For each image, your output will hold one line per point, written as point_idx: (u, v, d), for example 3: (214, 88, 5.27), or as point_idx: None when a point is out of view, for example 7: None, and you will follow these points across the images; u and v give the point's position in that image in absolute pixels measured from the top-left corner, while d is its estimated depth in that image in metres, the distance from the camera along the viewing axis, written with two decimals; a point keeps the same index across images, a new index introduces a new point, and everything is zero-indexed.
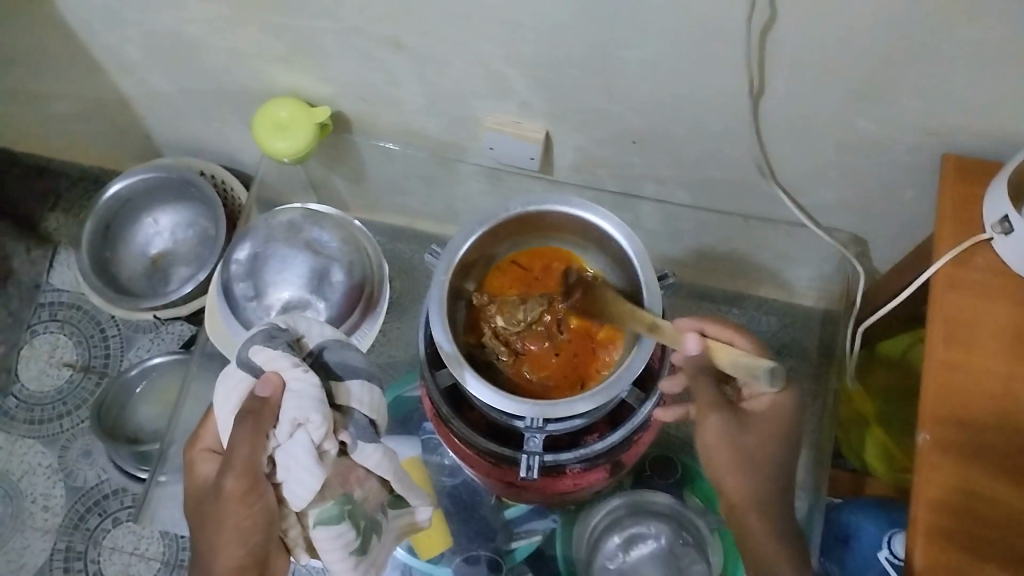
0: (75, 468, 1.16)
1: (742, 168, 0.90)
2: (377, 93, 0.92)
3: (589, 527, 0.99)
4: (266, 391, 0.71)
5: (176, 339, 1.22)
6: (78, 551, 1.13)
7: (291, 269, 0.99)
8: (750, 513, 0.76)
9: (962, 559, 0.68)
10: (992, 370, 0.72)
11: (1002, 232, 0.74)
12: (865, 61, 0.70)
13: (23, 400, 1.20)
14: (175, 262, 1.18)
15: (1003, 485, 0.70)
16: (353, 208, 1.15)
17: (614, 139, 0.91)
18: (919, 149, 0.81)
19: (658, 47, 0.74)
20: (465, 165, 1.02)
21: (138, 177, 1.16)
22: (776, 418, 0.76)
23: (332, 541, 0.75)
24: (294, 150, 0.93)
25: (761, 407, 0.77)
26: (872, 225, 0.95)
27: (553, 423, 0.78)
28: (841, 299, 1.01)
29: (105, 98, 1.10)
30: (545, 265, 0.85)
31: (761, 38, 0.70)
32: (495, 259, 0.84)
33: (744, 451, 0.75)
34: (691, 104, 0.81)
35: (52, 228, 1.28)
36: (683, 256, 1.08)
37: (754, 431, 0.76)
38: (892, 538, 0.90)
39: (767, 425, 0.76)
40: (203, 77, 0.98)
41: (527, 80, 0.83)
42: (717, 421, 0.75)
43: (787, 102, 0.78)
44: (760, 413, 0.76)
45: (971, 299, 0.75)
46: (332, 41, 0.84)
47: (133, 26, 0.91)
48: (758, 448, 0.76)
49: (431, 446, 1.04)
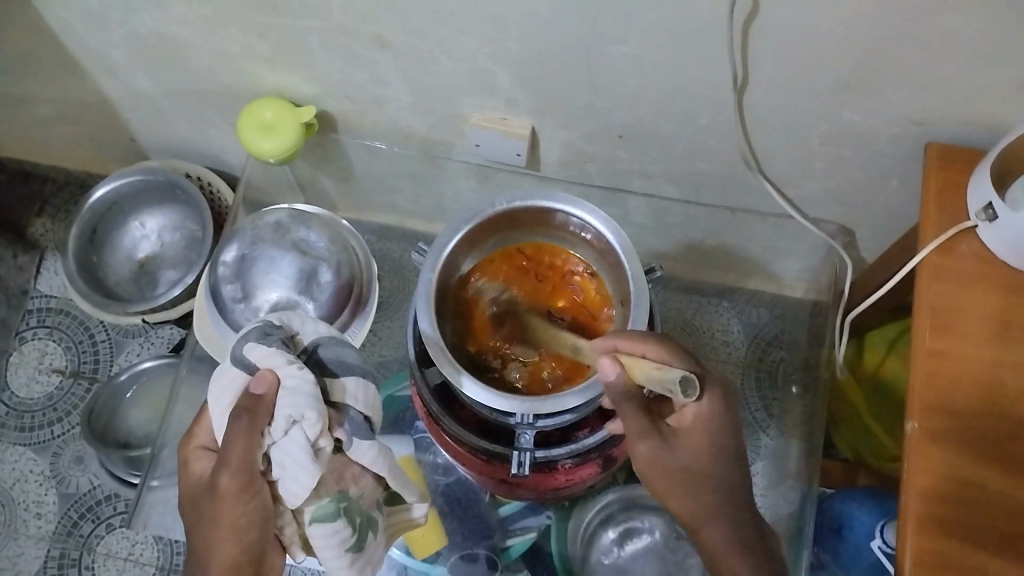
0: (68, 475, 1.16)
1: (730, 161, 0.90)
2: (363, 92, 0.92)
3: (584, 523, 1.00)
4: (260, 388, 0.71)
5: (166, 343, 1.22)
6: (72, 557, 1.12)
7: (279, 271, 0.99)
8: (704, 527, 0.71)
9: (952, 546, 0.69)
10: (980, 357, 0.73)
11: (986, 219, 0.74)
12: (850, 52, 0.70)
13: (13, 407, 1.20)
14: (162, 265, 1.18)
15: (994, 472, 0.70)
16: (341, 208, 1.15)
17: (601, 135, 0.91)
18: (904, 139, 0.81)
19: (644, 42, 0.74)
20: (452, 163, 1.02)
21: (122, 181, 1.15)
22: (708, 428, 0.71)
23: (326, 539, 0.75)
24: (281, 151, 0.93)
25: (687, 423, 0.71)
26: (858, 216, 0.96)
27: (544, 419, 0.78)
28: (830, 289, 1.01)
29: (87, 101, 1.09)
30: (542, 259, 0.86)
31: (745, 30, 0.70)
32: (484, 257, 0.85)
33: (682, 471, 0.70)
34: (676, 98, 0.81)
35: (38, 234, 1.27)
36: (671, 249, 1.09)
37: (687, 449, 0.71)
38: (883, 528, 0.91)
39: (699, 442, 0.71)
40: (188, 80, 0.98)
41: (513, 78, 0.83)
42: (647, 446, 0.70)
43: (773, 94, 0.78)
44: (688, 430, 0.71)
45: (956, 288, 0.75)
46: (317, 41, 0.84)
47: (115, 28, 0.90)
48: (696, 463, 0.71)
49: (424, 445, 1.04)
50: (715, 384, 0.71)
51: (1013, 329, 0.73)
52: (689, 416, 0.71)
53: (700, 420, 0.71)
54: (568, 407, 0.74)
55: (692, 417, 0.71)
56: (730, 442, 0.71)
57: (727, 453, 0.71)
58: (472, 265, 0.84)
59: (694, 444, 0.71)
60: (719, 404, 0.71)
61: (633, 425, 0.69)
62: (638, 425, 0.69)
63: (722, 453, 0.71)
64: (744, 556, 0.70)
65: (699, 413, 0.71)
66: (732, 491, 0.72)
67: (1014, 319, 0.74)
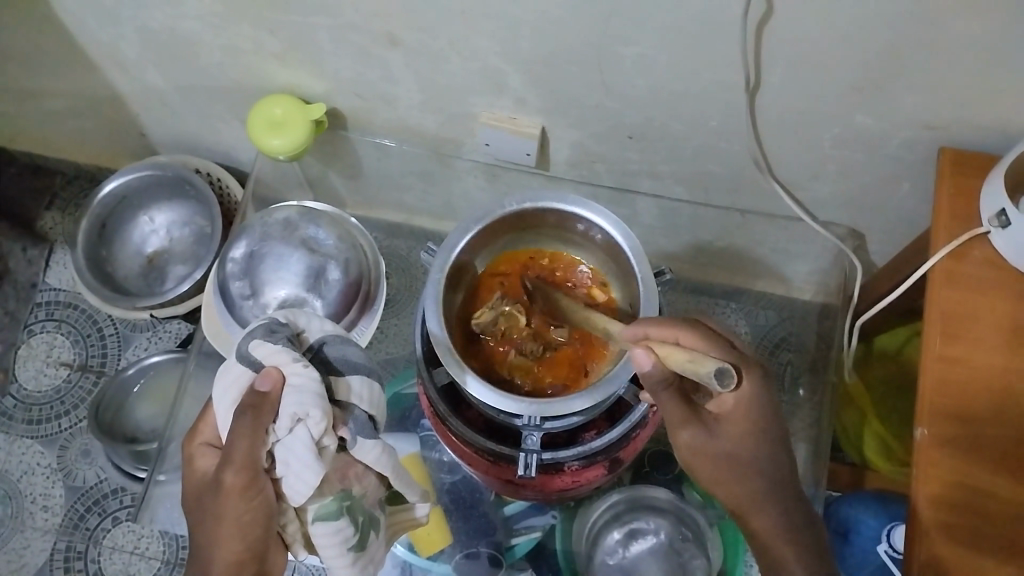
0: (74, 468, 1.16)
1: (740, 163, 0.90)
2: (373, 90, 0.91)
3: (589, 524, 1.00)
4: (266, 385, 0.70)
5: (173, 338, 1.22)
6: (78, 550, 1.13)
7: (287, 267, 0.99)
8: (757, 516, 0.70)
9: (960, 554, 0.68)
10: (989, 364, 0.72)
11: (999, 225, 0.74)
12: (863, 55, 0.70)
13: (21, 400, 1.20)
14: (170, 261, 1.18)
15: (1003, 480, 0.69)
16: (349, 205, 1.15)
17: (612, 135, 0.90)
18: (917, 143, 0.81)
19: (655, 42, 0.74)
20: (460, 161, 1.01)
21: (133, 175, 1.15)
22: (752, 414, 0.69)
23: (330, 537, 0.75)
24: (291, 147, 0.93)
25: (728, 407, 0.69)
26: (869, 220, 0.96)
27: (550, 421, 0.78)
28: (839, 293, 1.00)
29: (98, 96, 1.09)
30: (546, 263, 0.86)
31: (757, 32, 0.70)
32: (491, 255, 0.85)
33: (731, 455, 0.69)
34: (687, 99, 0.81)
35: (48, 227, 1.27)
36: (680, 249, 1.08)
37: (731, 434, 0.69)
38: (891, 531, 0.91)
39: (743, 424, 0.69)
40: (199, 75, 0.98)
41: (524, 77, 0.83)
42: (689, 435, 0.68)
43: (784, 96, 0.77)
44: (731, 416, 0.69)
45: (967, 294, 0.74)
46: (328, 39, 0.84)
47: (127, 23, 0.90)
48: (740, 449, 0.69)
49: (430, 443, 1.04)
50: (752, 365, 0.68)
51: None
52: (729, 402, 0.69)
53: (744, 406, 0.69)
54: (574, 410, 0.73)
55: (733, 402, 0.69)
56: (773, 420, 0.69)
57: (772, 435, 0.69)
58: (477, 264, 0.84)
59: (738, 427, 0.69)
60: (759, 386, 0.68)
61: (675, 414, 0.68)
62: (679, 413, 0.67)
63: (767, 435, 0.69)
64: (793, 543, 0.69)
65: (742, 397, 0.68)
66: (780, 473, 0.70)
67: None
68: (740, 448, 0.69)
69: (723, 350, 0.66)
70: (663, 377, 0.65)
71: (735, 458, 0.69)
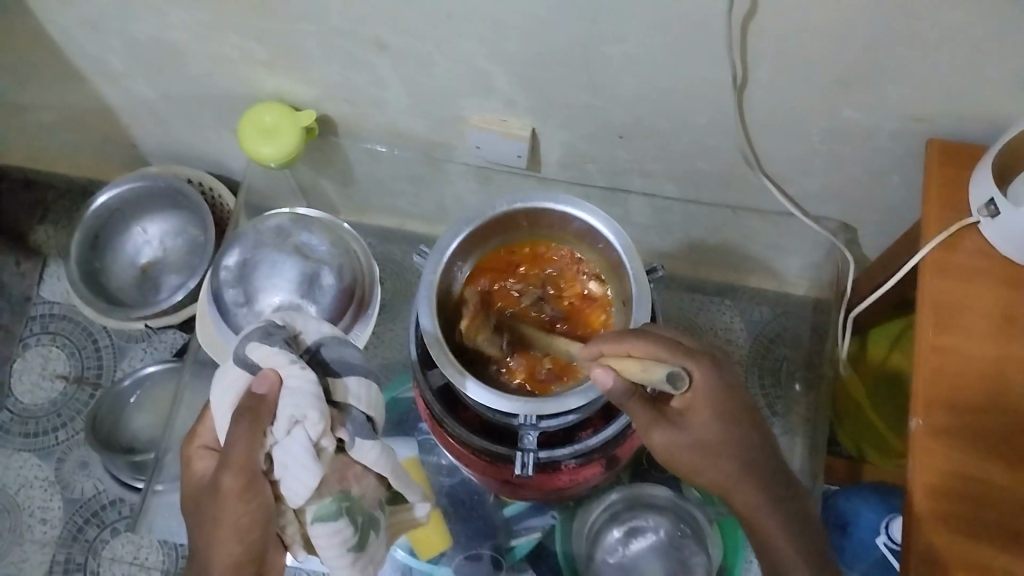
0: (72, 480, 1.16)
1: (730, 159, 0.90)
2: (362, 95, 0.92)
3: (588, 523, 1.00)
4: (263, 388, 0.71)
5: (169, 348, 1.22)
6: (78, 562, 1.12)
7: (279, 274, 0.99)
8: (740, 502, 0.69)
9: (958, 543, 0.68)
10: (984, 354, 0.73)
11: (988, 214, 0.74)
12: (848, 49, 0.70)
13: (17, 413, 1.20)
14: (164, 271, 1.18)
15: (998, 467, 0.70)
16: (341, 210, 1.15)
17: (601, 135, 0.91)
18: (905, 136, 0.81)
19: (643, 42, 0.74)
20: (452, 165, 1.02)
21: (125, 187, 1.15)
22: (714, 403, 0.67)
23: (329, 537, 0.75)
24: (282, 154, 0.93)
25: (690, 400, 0.68)
26: (860, 213, 0.96)
27: (547, 420, 0.78)
28: (832, 288, 1.00)
29: (89, 108, 1.09)
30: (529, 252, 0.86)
31: (742, 28, 0.70)
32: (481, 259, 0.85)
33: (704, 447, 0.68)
34: (675, 96, 0.81)
35: (41, 241, 1.27)
36: (673, 247, 1.09)
37: (697, 427, 0.68)
38: (889, 524, 0.91)
39: (706, 416, 0.68)
40: (188, 84, 0.98)
41: (512, 79, 0.84)
42: (660, 434, 0.69)
43: (770, 92, 0.78)
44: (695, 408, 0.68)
45: (959, 284, 0.75)
46: (316, 45, 0.84)
47: (115, 35, 0.91)
48: (710, 438, 0.68)
49: (428, 446, 1.04)
50: (700, 356, 0.67)
51: (1017, 325, 0.73)
52: (688, 395, 0.68)
53: (704, 395, 0.67)
54: (570, 408, 0.74)
55: (691, 393, 0.68)
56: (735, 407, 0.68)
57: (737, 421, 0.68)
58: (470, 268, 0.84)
59: (704, 419, 0.68)
60: (711, 375, 0.67)
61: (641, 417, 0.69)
62: (644, 416, 0.69)
63: (732, 422, 0.68)
64: (781, 517, 0.68)
65: (697, 388, 0.67)
66: (755, 458, 0.69)
67: (1018, 316, 0.74)
68: (710, 437, 0.68)
69: (668, 346, 0.67)
70: (625, 388, 0.67)
71: (709, 447, 0.68)
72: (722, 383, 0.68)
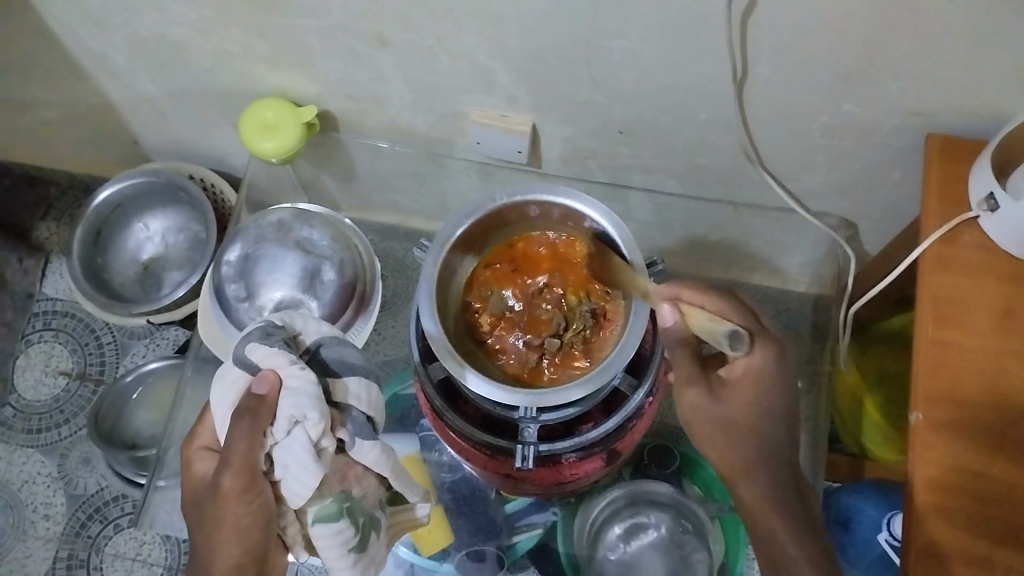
0: (75, 476, 1.16)
1: (730, 155, 0.90)
2: (363, 91, 0.92)
3: (590, 519, 1.00)
4: (263, 388, 0.71)
5: (171, 344, 1.22)
6: (80, 558, 1.13)
7: (281, 269, 1.00)
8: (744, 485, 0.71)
9: (956, 537, 0.68)
10: (984, 349, 0.73)
11: (988, 209, 0.74)
12: (848, 44, 0.70)
13: (20, 409, 1.20)
14: (166, 267, 1.18)
15: (999, 462, 0.70)
16: (343, 207, 1.15)
17: (602, 131, 0.91)
18: (905, 131, 0.81)
19: (642, 37, 0.74)
20: (454, 161, 1.02)
21: (127, 182, 1.16)
22: (759, 385, 0.70)
23: (330, 538, 0.75)
24: (281, 151, 0.93)
25: (738, 373, 0.71)
26: (860, 209, 0.96)
27: (547, 413, 0.79)
28: (833, 283, 1.02)
29: (90, 104, 1.10)
30: (485, 280, 0.84)
31: (742, 23, 0.70)
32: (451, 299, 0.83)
33: (731, 420, 0.71)
34: (676, 91, 0.81)
35: (44, 237, 1.27)
36: (675, 244, 1.09)
37: (733, 399, 0.71)
38: (891, 520, 0.91)
39: (745, 392, 0.71)
40: (190, 80, 0.98)
41: (512, 74, 0.84)
42: (694, 392, 0.71)
43: (770, 88, 0.78)
44: (738, 381, 0.71)
45: (959, 278, 0.75)
46: (317, 41, 0.84)
47: (118, 31, 0.91)
48: (740, 415, 0.71)
49: (429, 443, 1.04)
50: (769, 336, 0.70)
51: (1016, 320, 0.73)
52: (739, 367, 0.71)
53: (754, 372, 0.70)
54: (570, 400, 0.74)
55: (743, 368, 0.71)
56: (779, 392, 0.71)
57: (773, 407, 0.71)
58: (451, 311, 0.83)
59: (742, 394, 0.71)
60: (771, 357, 0.70)
61: (682, 370, 0.71)
62: (686, 370, 0.71)
63: (768, 407, 0.71)
64: (779, 507, 0.70)
65: (751, 363, 0.70)
66: (774, 445, 0.71)
67: (1017, 312, 0.73)
68: (740, 415, 0.71)
69: (739, 314, 0.70)
70: (680, 334, 0.69)
71: (734, 422, 0.71)
72: (777, 369, 0.70)
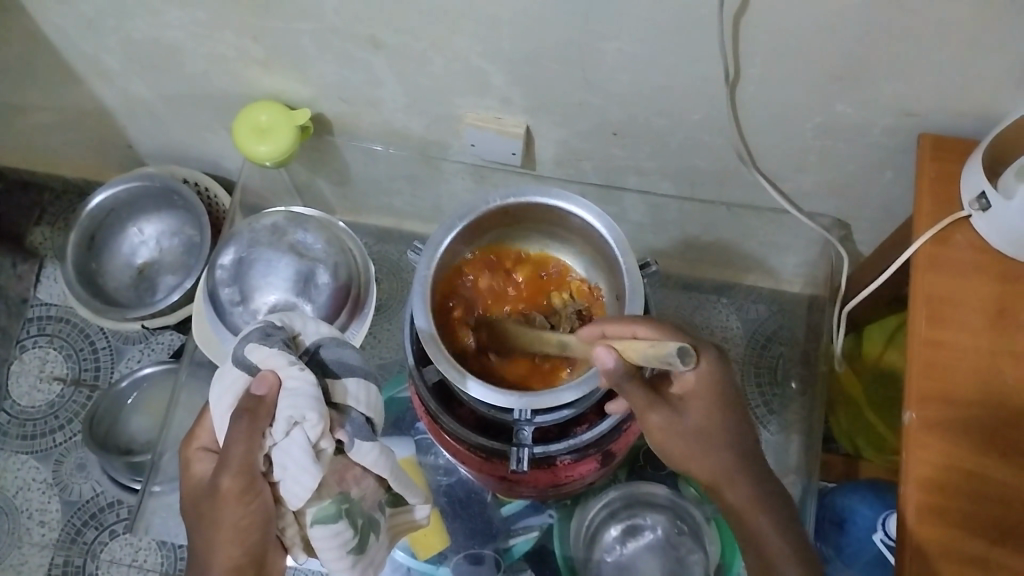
0: (70, 482, 1.16)
1: (724, 156, 0.90)
2: (357, 94, 0.92)
3: (588, 520, 1.01)
4: (262, 389, 0.71)
5: (166, 349, 1.22)
6: (76, 564, 1.12)
7: (276, 272, 0.99)
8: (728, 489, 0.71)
9: (951, 536, 0.69)
10: (977, 349, 0.73)
11: (980, 208, 0.74)
12: (840, 45, 0.71)
13: (15, 415, 1.20)
14: (161, 271, 1.18)
15: (993, 460, 0.70)
16: (338, 210, 1.15)
17: (596, 133, 0.91)
18: (898, 131, 0.81)
19: (635, 39, 0.74)
20: (448, 163, 1.02)
21: (121, 187, 1.16)
22: (713, 393, 0.70)
23: (329, 540, 0.75)
24: (277, 154, 0.93)
25: (690, 386, 0.71)
26: (854, 210, 0.96)
27: (542, 415, 0.78)
28: (826, 283, 0.99)
29: (84, 109, 1.09)
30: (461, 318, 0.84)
31: (735, 24, 0.70)
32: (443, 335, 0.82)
33: (699, 432, 0.70)
34: (670, 93, 0.81)
35: (38, 242, 1.28)
36: (669, 246, 1.09)
37: (694, 412, 0.71)
38: (886, 520, 0.91)
39: (702, 403, 0.70)
40: (184, 84, 0.98)
41: (506, 77, 0.84)
42: (657, 416, 0.69)
43: (763, 90, 0.78)
44: (694, 394, 0.71)
45: (953, 278, 0.75)
46: (311, 44, 0.84)
47: (111, 35, 0.91)
48: (706, 425, 0.71)
49: (425, 446, 1.04)
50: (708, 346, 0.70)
51: (1009, 319, 0.74)
52: (689, 380, 0.70)
53: (703, 382, 0.70)
54: (565, 402, 0.74)
55: (693, 380, 0.70)
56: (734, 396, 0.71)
57: (732, 412, 0.71)
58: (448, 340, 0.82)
59: (700, 404, 0.70)
60: (716, 363, 0.70)
61: (639, 400, 0.69)
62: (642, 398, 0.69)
63: (729, 413, 0.71)
64: (768, 507, 0.70)
65: (699, 374, 0.70)
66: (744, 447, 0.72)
67: (1010, 311, 0.74)
68: (705, 423, 0.70)
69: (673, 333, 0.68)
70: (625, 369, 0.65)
71: (700, 432, 0.71)
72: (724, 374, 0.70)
